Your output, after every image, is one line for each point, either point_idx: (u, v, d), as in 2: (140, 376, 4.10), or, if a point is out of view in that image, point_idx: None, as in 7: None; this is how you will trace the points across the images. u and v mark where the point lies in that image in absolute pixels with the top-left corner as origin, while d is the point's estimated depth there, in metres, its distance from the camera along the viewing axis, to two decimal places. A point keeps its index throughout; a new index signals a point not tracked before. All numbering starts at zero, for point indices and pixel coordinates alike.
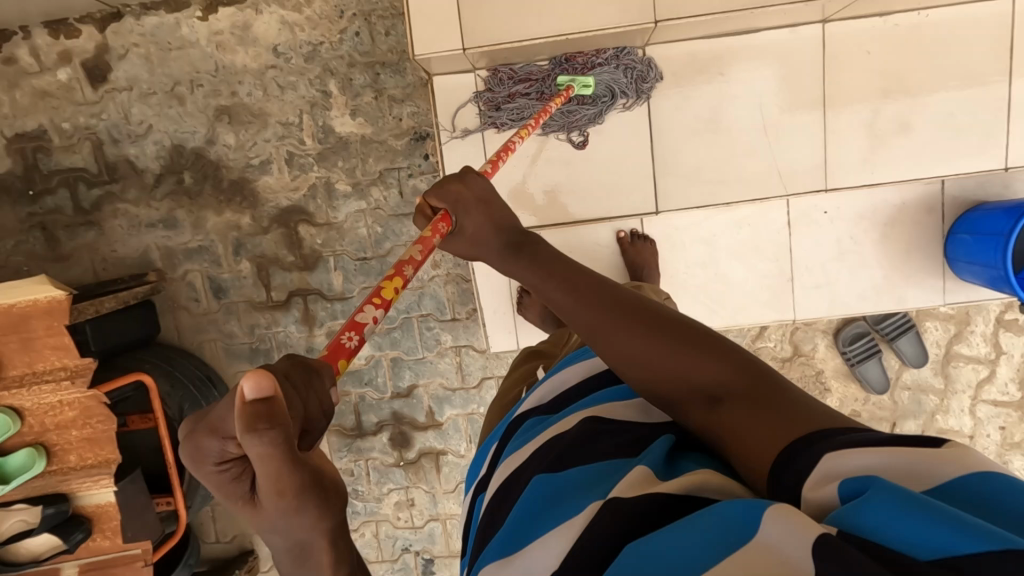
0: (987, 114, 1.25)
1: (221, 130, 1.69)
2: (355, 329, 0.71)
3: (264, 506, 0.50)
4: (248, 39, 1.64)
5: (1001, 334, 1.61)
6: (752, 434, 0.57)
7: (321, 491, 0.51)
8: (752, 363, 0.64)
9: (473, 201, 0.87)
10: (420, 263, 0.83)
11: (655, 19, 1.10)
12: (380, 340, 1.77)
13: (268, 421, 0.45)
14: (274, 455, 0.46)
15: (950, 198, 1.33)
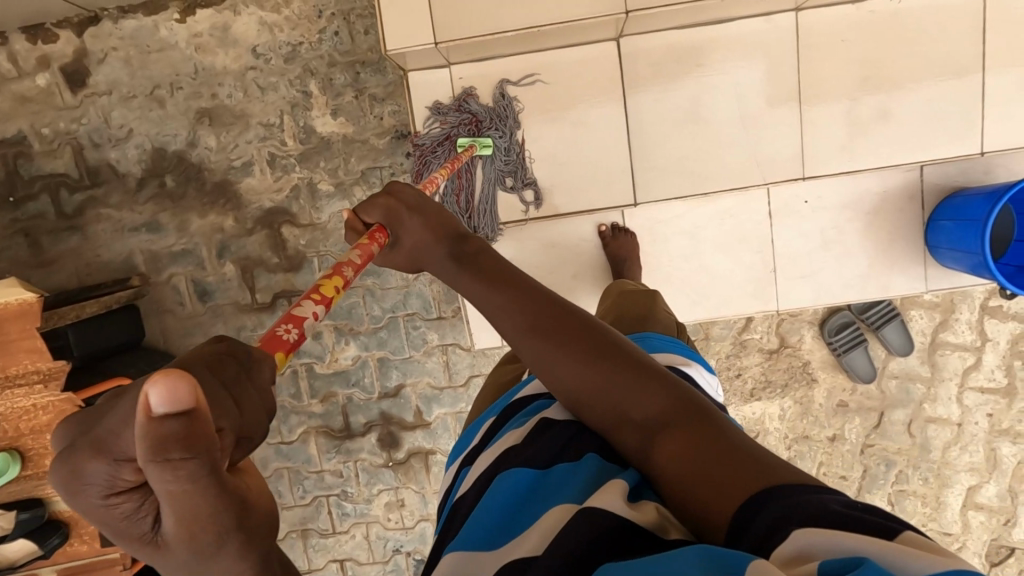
0: (967, 98, 1.24)
1: (203, 133, 1.68)
2: (294, 322, 0.68)
3: (173, 547, 0.40)
4: (228, 40, 1.64)
5: (986, 321, 1.61)
6: (692, 472, 0.59)
7: (247, 525, 0.42)
8: (685, 397, 0.67)
9: (406, 212, 0.86)
10: (361, 266, 0.82)
11: (627, 9, 1.10)
12: (366, 340, 1.76)
13: (183, 449, 0.35)
14: (194, 485, 0.37)
15: (930, 184, 1.33)
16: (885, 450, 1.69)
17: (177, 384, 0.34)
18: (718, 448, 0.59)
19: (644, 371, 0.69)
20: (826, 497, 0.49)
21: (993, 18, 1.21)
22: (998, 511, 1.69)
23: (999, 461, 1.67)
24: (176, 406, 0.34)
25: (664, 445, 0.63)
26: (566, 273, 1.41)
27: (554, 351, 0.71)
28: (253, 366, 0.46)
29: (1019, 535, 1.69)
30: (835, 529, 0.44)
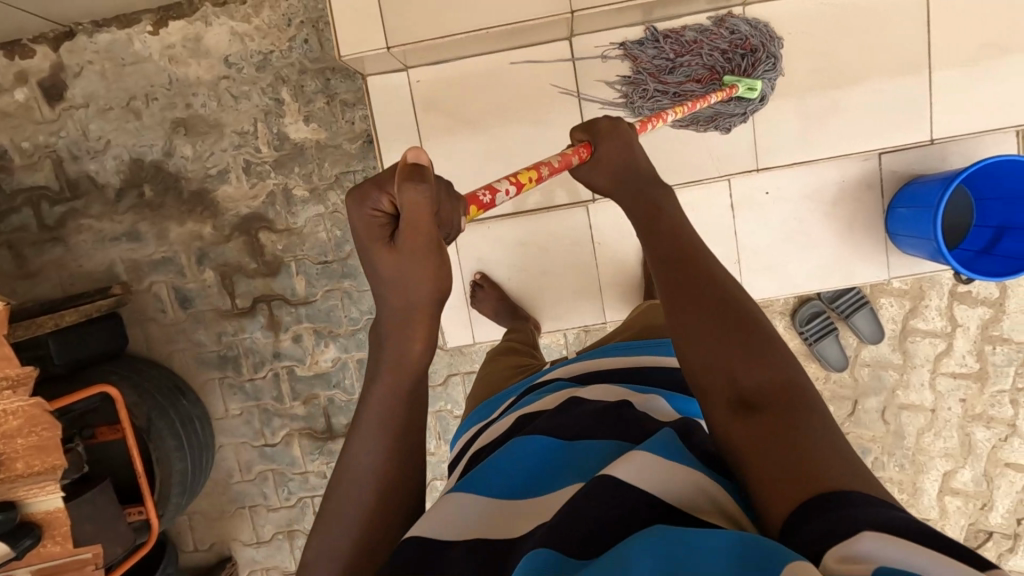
0: (917, 90, 1.26)
1: (179, 142, 1.72)
2: (489, 191, 0.89)
3: (400, 255, 0.73)
4: (200, 51, 1.67)
5: (955, 306, 1.63)
6: (766, 459, 0.60)
7: (441, 256, 0.74)
8: (802, 400, 0.64)
9: (607, 131, 0.99)
10: (558, 169, 0.98)
11: (570, 9, 1.12)
12: (346, 342, 1.79)
13: (421, 176, 0.69)
14: (417, 203, 0.70)
15: (888, 173, 1.34)
16: (860, 438, 1.71)
17: (420, 151, 0.72)
18: (801, 444, 0.59)
19: (768, 362, 0.68)
20: (877, 512, 0.49)
21: (938, 9, 1.23)
22: (974, 496, 1.70)
23: (974, 446, 1.68)
24: (419, 160, 0.72)
25: (751, 422, 0.64)
26: None
27: (691, 306, 0.74)
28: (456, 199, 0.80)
29: (996, 519, 1.71)
30: (903, 540, 0.45)
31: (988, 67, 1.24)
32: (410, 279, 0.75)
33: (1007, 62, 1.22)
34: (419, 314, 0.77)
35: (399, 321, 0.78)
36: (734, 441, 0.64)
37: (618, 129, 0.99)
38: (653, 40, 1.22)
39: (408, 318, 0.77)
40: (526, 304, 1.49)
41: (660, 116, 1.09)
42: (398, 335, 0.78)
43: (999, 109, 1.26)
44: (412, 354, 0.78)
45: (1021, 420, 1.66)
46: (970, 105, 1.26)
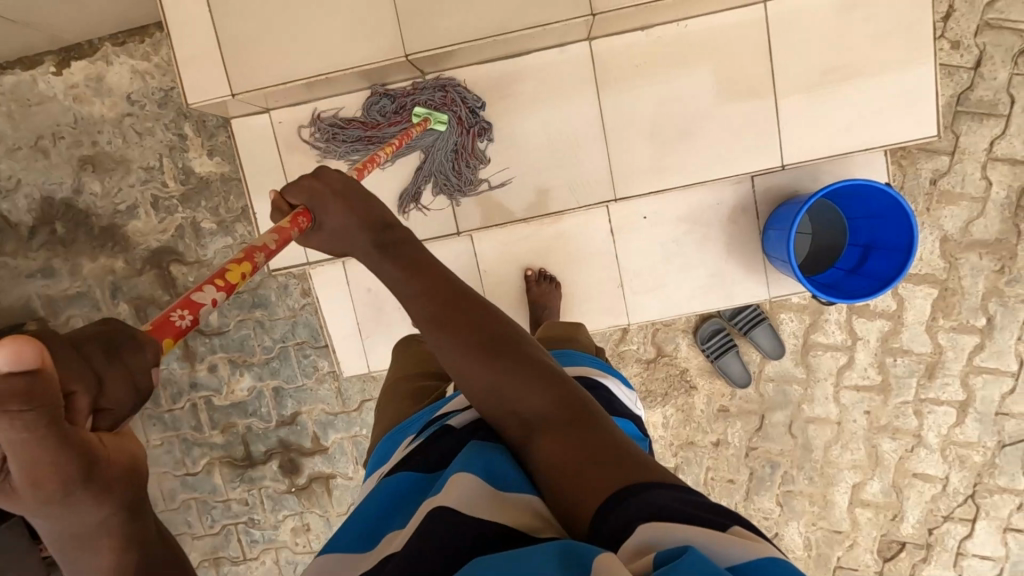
0: (763, 114, 1.22)
1: (87, 179, 1.74)
2: (190, 308, 0.67)
3: (20, 498, 0.44)
4: (103, 90, 1.70)
5: (854, 320, 1.64)
6: (565, 472, 0.61)
7: (100, 475, 0.46)
8: (576, 399, 0.67)
9: (330, 194, 0.86)
10: (274, 251, 0.81)
11: (405, 53, 1.09)
12: (260, 370, 1.81)
13: (24, 401, 0.40)
14: (34, 438, 0.41)
15: (762, 194, 1.36)
16: (769, 452, 1.72)
17: (24, 346, 0.40)
18: (595, 450, 0.60)
19: (540, 371, 0.70)
20: (673, 493, 0.53)
21: (785, 35, 1.19)
22: (885, 507, 1.71)
23: (881, 458, 1.69)
24: (22, 364, 0.40)
25: (546, 438, 0.65)
26: None
27: (463, 348, 0.72)
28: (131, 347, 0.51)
29: (907, 529, 1.71)
30: (680, 520, 0.49)
31: (833, 93, 1.20)
32: (64, 518, 0.47)
33: (850, 87, 1.19)
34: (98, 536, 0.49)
35: (69, 548, 0.49)
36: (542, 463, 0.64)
37: (343, 187, 0.87)
38: (466, 100, 1.25)
39: (81, 546, 0.49)
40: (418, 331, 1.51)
41: (372, 160, 1.03)
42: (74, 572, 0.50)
43: (850, 136, 1.21)
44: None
45: (925, 431, 1.67)
46: (815, 129, 1.22)
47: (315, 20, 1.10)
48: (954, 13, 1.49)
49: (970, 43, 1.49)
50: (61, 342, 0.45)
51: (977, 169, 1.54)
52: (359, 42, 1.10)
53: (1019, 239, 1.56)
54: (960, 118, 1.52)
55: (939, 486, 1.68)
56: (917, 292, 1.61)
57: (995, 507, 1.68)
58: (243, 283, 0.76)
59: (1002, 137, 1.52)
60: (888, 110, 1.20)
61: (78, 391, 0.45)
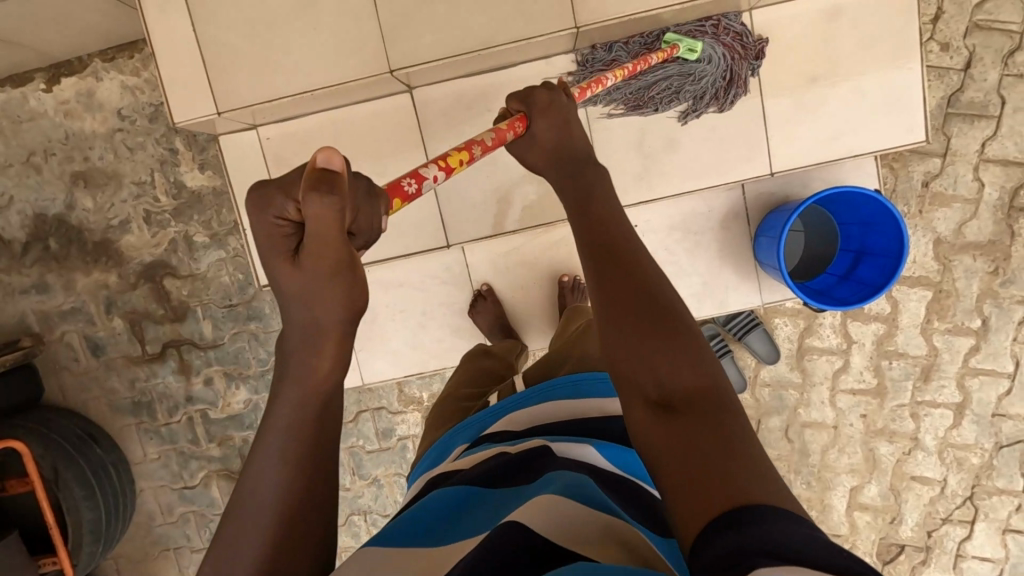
0: (750, 121, 1.21)
1: (79, 195, 1.74)
2: (416, 178, 0.82)
3: (304, 264, 0.67)
4: (93, 105, 1.70)
5: (849, 324, 1.63)
6: (676, 461, 0.57)
7: (352, 264, 0.68)
8: (712, 389, 0.63)
9: (543, 108, 0.96)
10: (490, 147, 0.91)
11: (389, 68, 1.09)
12: (256, 383, 1.81)
13: (326, 188, 0.63)
14: (322, 215, 0.64)
15: (752, 199, 1.36)
16: (767, 457, 1.71)
17: (332, 157, 0.65)
18: (714, 444, 0.56)
19: (681, 344, 0.66)
20: (799, 530, 0.45)
21: (770, 41, 1.18)
22: (883, 510, 1.70)
23: (878, 461, 1.68)
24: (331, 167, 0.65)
25: (666, 419, 0.61)
26: (416, 309, 1.49)
27: (613, 297, 0.72)
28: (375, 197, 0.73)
29: (906, 532, 1.70)
30: (792, 562, 0.42)
31: (821, 99, 1.19)
32: (316, 294, 0.69)
33: (838, 92, 1.19)
34: (326, 334, 0.71)
35: (304, 337, 0.71)
36: (653, 444, 0.61)
37: (555, 104, 0.97)
38: (744, 32, 1.16)
39: (315, 337, 0.71)
40: (413, 343, 1.51)
41: (601, 79, 1.03)
42: (303, 350, 0.71)
43: (838, 141, 1.21)
44: (314, 370, 0.71)
45: (923, 434, 1.66)
46: (804, 136, 1.22)
47: (301, 37, 1.09)
48: (944, 15, 1.48)
49: (959, 44, 1.49)
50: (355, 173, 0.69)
51: (969, 171, 1.53)
52: (345, 57, 1.10)
53: (1013, 240, 1.55)
54: (951, 120, 1.51)
55: (937, 489, 1.68)
56: (912, 295, 1.60)
57: (994, 508, 1.67)
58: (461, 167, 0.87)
59: (993, 138, 1.51)
60: (877, 115, 1.19)
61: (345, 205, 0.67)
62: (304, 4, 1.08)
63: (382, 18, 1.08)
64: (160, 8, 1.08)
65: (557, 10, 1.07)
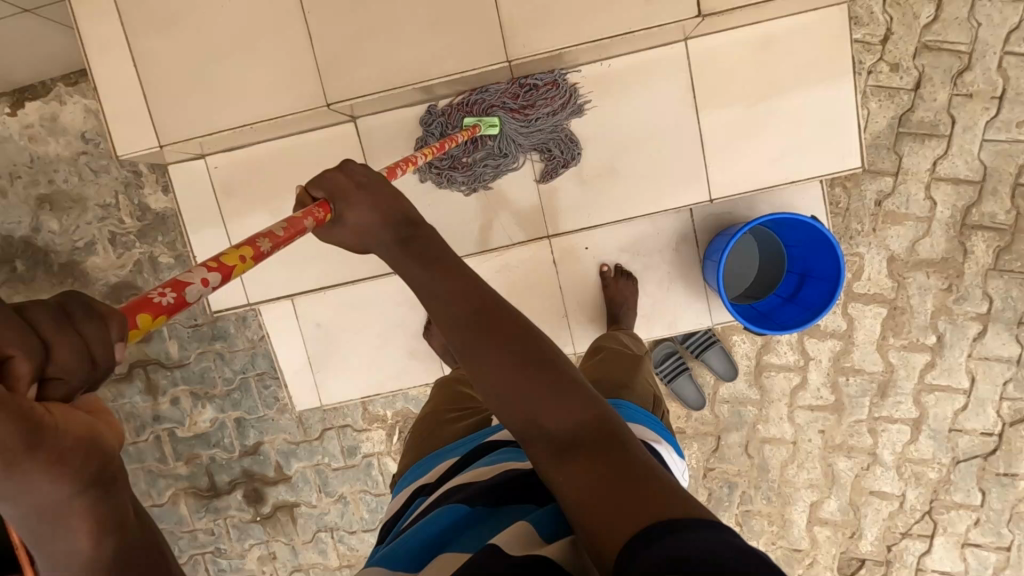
0: (689, 147, 1.23)
1: (45, 218, 1.75)
2: (173, 286, 0.61)
3: None
4: (57, 129, 1.71)
5: (805, 341, 1.65)
6: (590, 494, 0.56)
7: (47, 449, 0.41)
8: (606, 419, 0.63)
9: (353, 189, 0.82)
10: (281, 240, 0.75)
11: (326, 101, 1.12)
12: (222, 402, 1.82)
13: None
14: None
15: (700, 224, 1.37)
16: (727, 473, 1.73)
17: None
18: (622, 475, 0.56)
19: (565, 383, 0.65)
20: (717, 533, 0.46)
21: (706, 70, 1.20)
22: (843, 525, 1.71)
23: (837, 476, 1.70)
24: None
25: (571, 458, 0.60)
26: (373, 331, 1.51)
27: (485, 349, 0.67)
28: (98, 318, 0.46)
29: (866, 546, 1.72)
30: None
31: (757, 127, 1.22)
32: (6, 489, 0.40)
33: (773, 120, 1.21)
34: (64, 509, 0.44)
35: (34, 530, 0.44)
36: (564, 485, 0.59)
37: (364, 180, 0.84)
38: (541, 89, 1.21)
39: (55, 525, 0.44)
40: (370, 363, 1.53)
41: (410, 159, 1.00)
42: (40, 537, 0.45)
43: (775, 168, 1.23)
44: (77, 553, 0.46)
45: (880, 449, 1.67)
46: (740, 162, 1.24)
47: (241, 68, 1.12)
48: (892, 36, 1.49)
49: (909, 65, 1.50)
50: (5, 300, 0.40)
51: (920, 189, 1.55)
52: (285, 90, 1.12)
53: (965, 258, 1.57)
54: (902, 139, 1.53)
55: (895, 504, 1.69)
56: (867, 312, 1.61)
57: (953, 523, 1.68)
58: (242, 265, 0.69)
59: (944, 157, 1.53)
60: (812, 142, 1.21)
61: (19, 358, 0.40)
62: (241, 41, 1.11)
63: (320, 51, 1.11)
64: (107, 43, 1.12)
65: (488, 43, 1.09)
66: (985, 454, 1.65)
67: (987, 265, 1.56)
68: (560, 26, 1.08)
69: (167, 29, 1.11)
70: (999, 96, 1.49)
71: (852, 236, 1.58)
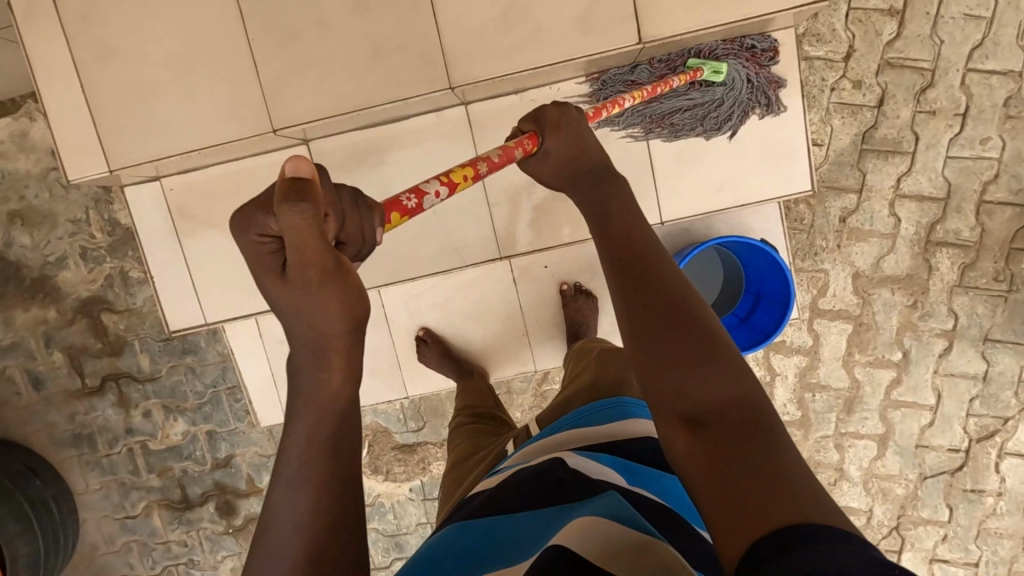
0: (635, 174, 1.31)
1: (16, 233, 1.76)
2: (417, 194, 0.79)
3: (292, 278, 0.62)
4: (27, 146, 1.73)
5: (772, 356, 1.64)
6: (717, 475, 0.52)
7: (342, 273, 0.63)
8: (755, 402, 0.58)
9: (556, 126, 0.93)
10: (496, 164, 0.87)
11: (271, 127, 1.22)
12: (193, 416, 1.84)
13: (298, 194, 0.58)
14: (301, 225, 0.58)
15: (658, 243, 1.38)
16: None
17: (303, 162, 0.60)
18: (762, 461, 0.51)
19: (719, 355, 0.62)
20: (848, 548, 0.41)
21: None
22: None
23: None
24: (301, 173, 0.60)
25: (703, 433, 0.57)
26: None
27: (642, 306, 0.69)
28: (368, 211, 0.70)
29: None
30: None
31: (704, 152, 1.29)
32: (314, 302, 0.63)
33: (720, 144, 1.29)
34: (332, 341, 0.65)
35: (312, 352, 0.65)
36: (690, 461, 0.56)
37: (570, 121, 0.94)
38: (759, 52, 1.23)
39: (322, 350, 0.65)
40: None
41: (617, 102, 1.05)
42: (309, 366, 0.65)
43: (721, 192, 1.31)
44: (329, 384, 0.65)
45: (847, 465, 1.67)
46: (687, 185, 1.31)
47: (211, 86, 1.22)
48: (855, 53, 1.49)
49: (872, 81, 1.49)
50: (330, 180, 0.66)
51: (884, 206, 1.54)
52: (247, 107, 1.22)
53: (930, 274, 1.56)
54: (866, 156, 1.52)
55: (863, 519, 1.69)
56: (832, 328, 1.61)
57: (920, 538, 1.68)
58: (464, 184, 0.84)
59: (908, 174, 1.52)
60: (754, 165, 1.29)
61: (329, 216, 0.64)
62: (188, 72, 1.22)
63: (283, 70, 1.21)
64: (92, 63, 1.22)
65: (431, 73, 1.20)
66: (952, 470, 1.64)
67: (952, 282, 1.56)
68: (493, 59, 1.19)
69: (147, 51, 1.22)
70: (962, 113, 1.49)
71: (817, 253, 1.58)
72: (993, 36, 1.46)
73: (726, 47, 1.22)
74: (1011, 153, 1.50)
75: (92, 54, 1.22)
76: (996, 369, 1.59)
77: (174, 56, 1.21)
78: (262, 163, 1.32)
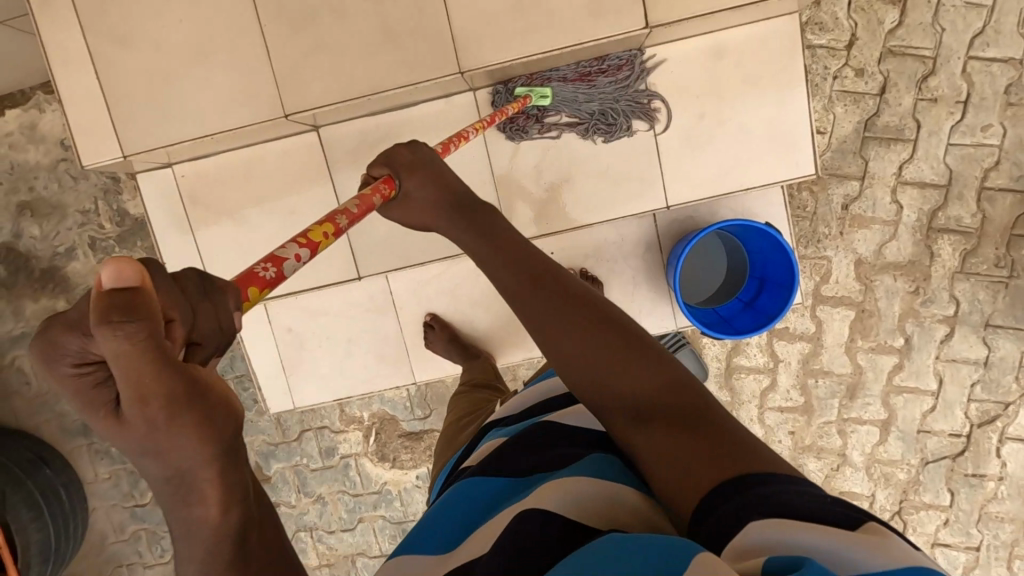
0: (642, 160, 1.33)
1: (26, 224, 1.78)
2: (274, 262, 0.67)
3: (128, 420, 0.42)
4: (37, 137, 1.75)
5: (775, 343, 1.66)
6: (674, 459, 0.55)
7: (204, 399, 0.43)
8: (685, 380, 0.63)
9: (414, 167, 0.90)
10: (356, 215, 0.80)
11: (285, 111, 1.24)
12: None
13: (124, 311, 0.39)
14: (130, 351, 0.40)
15: (664, 228, 1.40)
16: None
17: (125, 265, 0.41)
18: (705, 432, 0.56)
19: (643, 349, 0.66)
20: (791, 486, 0.47)
21: (660, 83, 1.30)
22: None
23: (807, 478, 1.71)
24: (123, 281, 0.41)
25: (650, 424, 0.60)
26: (346, 335, 1.53)
27: (557, 328, 0.70)
28: (220, 294, 0.52)
29: None
30: (801, 522, 0.42)
31: (709, 137, 1.31)
32: (165, 443, 0.43)
33: (724, 129, 1.30)
34: (200, 475, 0.44)
35: (173, 497, 0.44)
36: (645, 453, 0.59)
37: (425, 159, 0.91)
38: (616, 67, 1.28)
39: (184, 490, 0.44)
40: (341, 366, 1.55)
41: (462, 134, 1.06)
42: (175, 511, 0.45)
43: (726, 177, 1.33)
44: (207, 522, 0.46)
45: (850, 450, 1.69)
46: (693, 171, 1.33)
47: (223, 73, 1.23)
48: (857, 41, 1.50)
49: (874, 70, 1.51)
50: (169, 273, 0.47)
51: (887, 193, 1.56)
52: (259, 94, 1.24)
53: (932, 261, 1.58)
54: (868, 144, 1.54)
55: (866, 504, 1.71)
56: (835, 314, 1.63)
57: (922, 523, 1.70)
58: (327, 241, 0.74)
59: (909, 161, 1.54)
60: (758, 150, 1.31)
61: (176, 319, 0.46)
62: (201, 59, 1.23)
63: (295, 56, 1.22)
64: (106, 50, 1.24)
65: (441, 58, 1.21)
66: (953, 455, 1.66)
67: (953, 268, 1.58)
68: (502, 45, 1.20)
69: (159, 39, 1.23)
70: (964, 101, 1.50)
71: (820, 239, 1.60)
72: (994, 23, 1.47)
73: (588, 64, 1.27)
74: (1012, 140, 1.51)
75: (106, 42, 1.23)
76: (998, 354, 1.61)
77: (186, 43, 1.23)
78: (275, 149, 1.34)
